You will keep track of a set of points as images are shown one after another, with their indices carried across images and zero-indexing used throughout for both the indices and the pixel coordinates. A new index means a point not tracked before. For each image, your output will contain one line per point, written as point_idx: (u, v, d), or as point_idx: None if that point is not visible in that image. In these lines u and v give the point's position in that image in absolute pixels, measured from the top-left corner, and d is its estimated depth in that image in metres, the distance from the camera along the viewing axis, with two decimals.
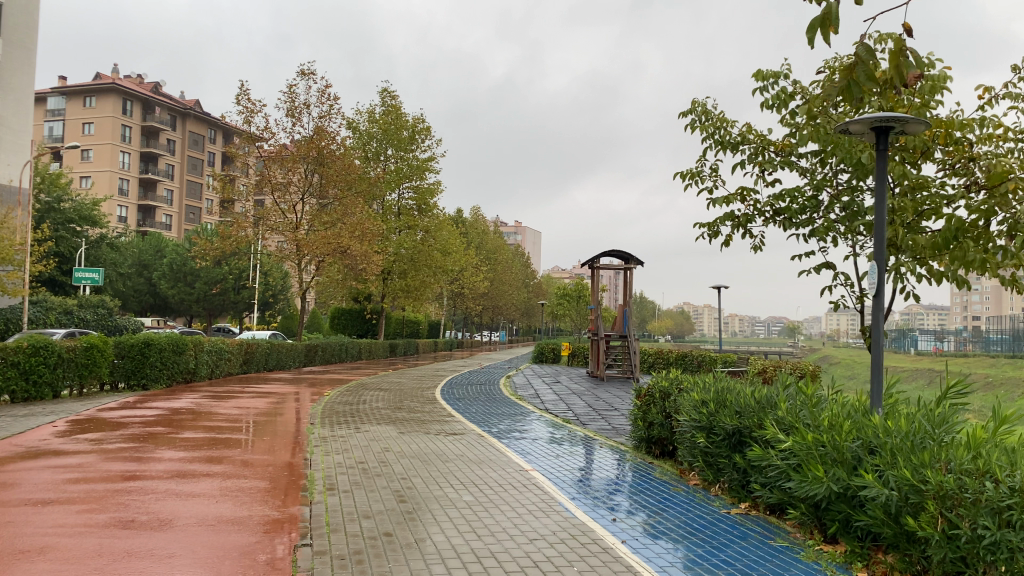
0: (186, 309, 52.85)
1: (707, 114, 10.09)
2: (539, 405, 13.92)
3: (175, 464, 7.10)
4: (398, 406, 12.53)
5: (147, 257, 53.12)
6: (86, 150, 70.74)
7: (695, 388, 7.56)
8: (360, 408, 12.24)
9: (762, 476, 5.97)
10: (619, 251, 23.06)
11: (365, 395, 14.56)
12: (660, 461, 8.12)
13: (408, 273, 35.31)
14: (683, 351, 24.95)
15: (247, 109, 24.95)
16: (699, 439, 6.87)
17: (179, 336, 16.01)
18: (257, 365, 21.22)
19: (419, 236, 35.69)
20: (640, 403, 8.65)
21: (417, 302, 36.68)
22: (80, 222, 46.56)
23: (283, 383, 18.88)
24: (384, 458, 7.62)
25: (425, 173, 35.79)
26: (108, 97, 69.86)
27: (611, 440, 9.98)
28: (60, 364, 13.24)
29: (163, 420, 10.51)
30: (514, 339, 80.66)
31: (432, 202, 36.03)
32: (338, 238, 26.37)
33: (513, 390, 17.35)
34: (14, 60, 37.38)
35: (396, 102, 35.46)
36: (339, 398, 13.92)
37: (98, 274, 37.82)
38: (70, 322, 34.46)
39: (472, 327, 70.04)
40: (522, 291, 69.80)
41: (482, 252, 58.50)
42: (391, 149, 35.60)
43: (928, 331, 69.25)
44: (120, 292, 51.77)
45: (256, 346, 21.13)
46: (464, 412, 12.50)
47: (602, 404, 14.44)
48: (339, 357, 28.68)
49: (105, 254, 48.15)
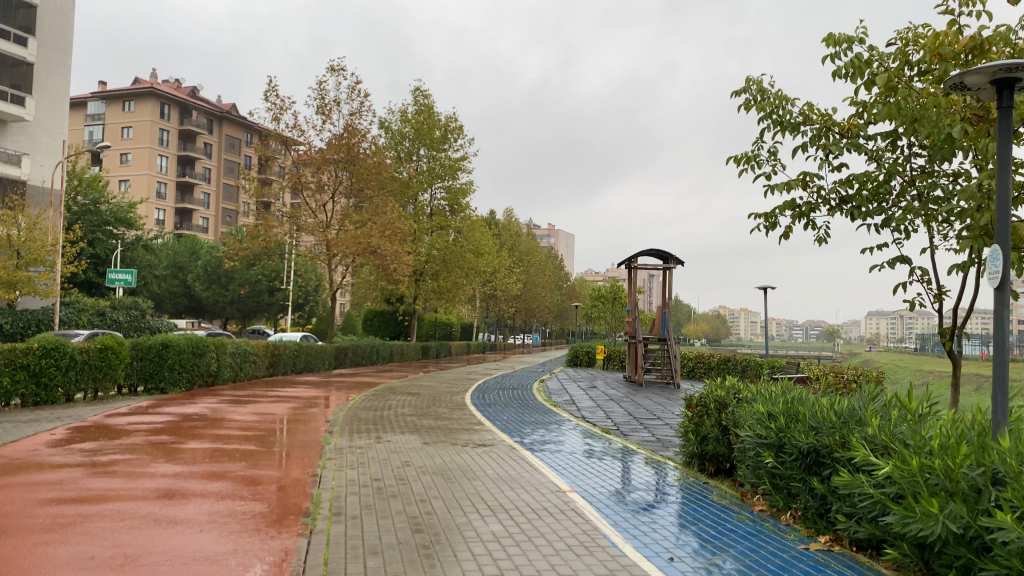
0: (220, 311, 52.81)
1: (763, 93, 9.12)
2: (575, 413, 12.93)
3: (167, 480, 6.32)
4: (425, 412, 11.67)
5: (182, 259, 53.21)
6: (124, 153, 71.39)
7: (759, 397, 6.59)
8: (385, 414, 11.40)
9: (848, 506, 4.99)
10: (658, 250, 21.98)
11: (392, 399, 13.75)
12: (717, 481, 7.14)
13: (440, 274, 34.56)
14: (727, 356, 23.81)
15: (275, 106, 24.37)
16: (767, 459, 5.91)
17: (200, 338, 15.39)
18: (285, 367, 20.55)
19: (451, 236, 34.95)
20: (691, 414, 7.68)
21: (449, 304, 35.89)
22: (116, 224, 46.68)
23: (308, 387, 18.17)
24: (403, 475, 6.76)
25: (457, 172, 35.03)
26: (146, 101, 70.32)
27: (655, 453, 8.99)
28: (73, 367, 12.65)
29: (174, 426, 9.80)
30: (548, 342, 79.65)
31: (464, 202, 35.24)
32: (369, 238, 25.67)
33: (547, 396, 16.41)
34: (48, 62, 37.43)
35: (428, 101, 34.78)
36: (364, 403, 13.13)
37: (132, 276, 37.72)
38: (103, 324, 34.32)
39: (506, 330, 69.27)
40: (556, 293, 68.80)
41: (516, 253, 57.67)
42: (423, 148, 34.91)
43: None
44: (155, 294, 51.87)
45: (284, 347, 20.45)
46: (495, 420, 11.58)
47: (644, 413, 13.41)
48: (370, 359, 27.99)
49: (140, 255, 48.25)
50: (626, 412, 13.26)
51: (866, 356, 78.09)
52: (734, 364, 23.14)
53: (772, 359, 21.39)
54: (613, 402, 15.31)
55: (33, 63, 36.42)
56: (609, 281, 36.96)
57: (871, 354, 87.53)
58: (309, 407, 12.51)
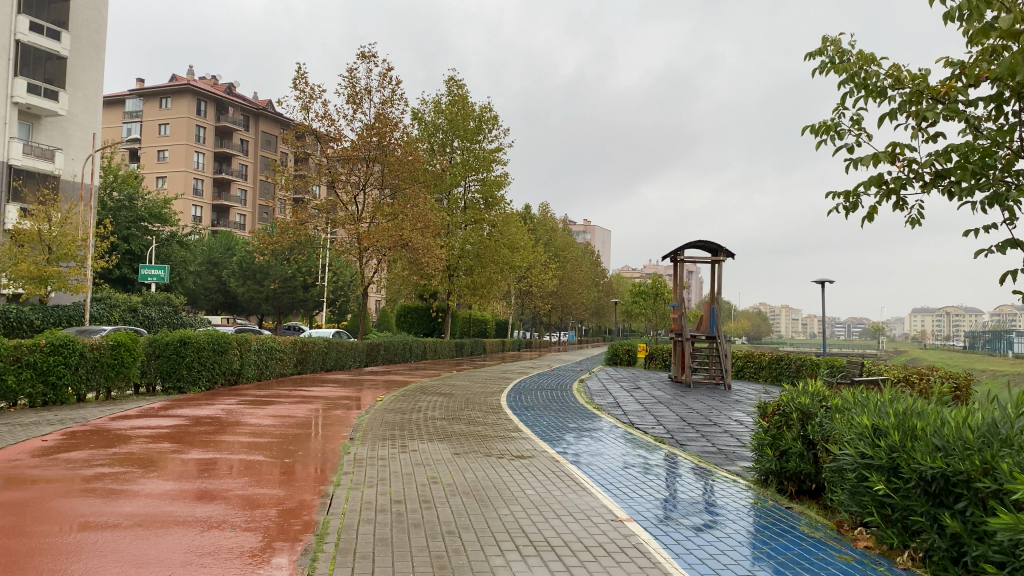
0: (255, 307, 52.52)
1: (843, 53, 7.75)
2: (622, 418, 11.74)
3: (152, 502, 5.37)
4: (457, 417, 10.63)
5: (217, 255, 53.05)
6: (161, 150, 71.67)
7: (858, 406, 5.42)
8: (412, 418, 10.39)
9: (997, 553, 3.84)
10: (705, 242, 20.74)
11: (422, 401, 12.74)
12: (804, 507, 5.98)
13: (475, 270, 33.57)
14: (779, 354, 22.51)
15: (304, 95, 23.52)
16: (876, 486, 4.75)
17: (222, 335, 14.54)
18: (313, 365, 19.70)
19: (486, 230, 33.98)
20: (768, 422, 6.53)
21: (484, 299, 34.93)
22: (151, 220, 46.54)
23: (336, 386, 17.27)
24: (427, 496, 5.72)
25: (492, 164, 34.02)
26: (182, 98, 70.44)
27: (719, 466, 7.82)
28: (83, 365, 11.87)
29: (182, 431, 8.91)
30: (585, 339, 78.48)
31: (499, 195, 34.24)
32: (401, 232, 24.78)
33: (588, 398, 15.28)
34: (81, 57, 37.20)
35: (462, 91, 33.85)
36: (391, 405, 12.13)
37: (164, 271, 37.41)
38: (135, 320, 34.00)
39: (541, 327, 68.28)
40: (593, 290, 67.60)
41: (552, 249, 56.61)
42: (457, 140, 33.95)
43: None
44: (190, 290, 51.72)
45: (313, 344, 19.58)
46: (533, 426, 10.44)
47: (697, 419, 12.17)
48: (402, 356, 27.09)
49: (175, 251, 48.09)
50: (678, 417, 12.02)
51: (912, 355, 76.13)
52: (785, 363, 21.83)
53: (828, 358, 20.05)
54: (661, 405, 14.09)
55: (66, 57, 36.18)
56: (649, 277, 35.72)
57: (917, 352, 85.22)
58: (333, 408, 11.58)
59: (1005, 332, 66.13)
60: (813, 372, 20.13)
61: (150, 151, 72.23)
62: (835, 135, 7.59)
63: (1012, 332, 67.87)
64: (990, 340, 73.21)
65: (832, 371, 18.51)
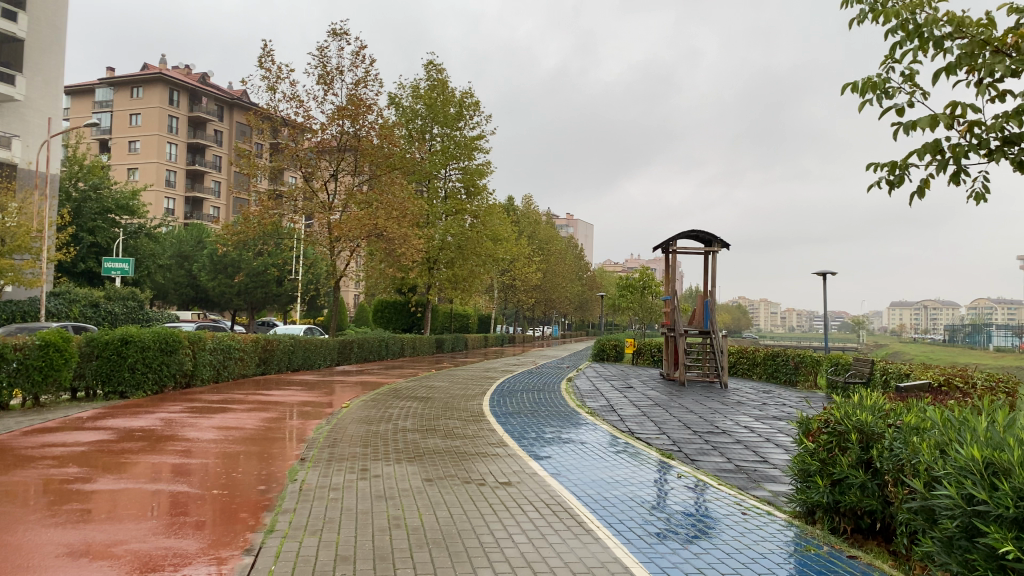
0: (227, 302, 50.78)
1: None
2: (617, 425, 10.41)
3: (10, 566, 3.98)
4: (433, 427, 9.25)
5: (188, 249, 51.21)
6: (132, 141, 69.47)
7: (957, 433, 4.09)
8: (379, 431, 8.98)
9: None
10: (699, 231, 19.51)
11: (393, 407, 11.35)
12: (872, 557, 4.66)
13: (455, 262, 32.11)
14: (776, 350, 21.32)
15: (271, 75, 22.00)
16: (999, 545, 3.42)
17: (171, 333, 13.06)
18: (279, 364, 18.22)
19: (467, 221, 32.60)
20: (820, 441, 5.21)
21: (464, 293, 33.53)
22: (118, 212, 44.72)
23: (302, 388, 15.83)
24: (383, 552, 4.35)
25: (472, 152, 32.61)
26: (154, 87, 68.28)
27: (743, 491, 6.51)
28: (4, 368, 10.38)
29: (101, 451, 7.46)
30: (567, 334, 77.43)
31: (480, 184, 32.87)
32: (375, 222, 23.31)
33: (579, 399, 13.95)
34: (42, 39, 35.34)
35: (442, 76, 32.44)
36: (358, 413, 10.70)
37: (129, 264, 35.72)
38: (97, 316, 32.29)
39: (524, 322, 67.00)
40: (576, 284, 66.48)
41: (535, 241, 55.25)
42: (437, 127, 32.52)
43: (1010, 326, 64.44)
44: (160, 284, 49.89)
45: (279, 342, 18.12)
46: (518, 437, 9.09)
47: (701, 423, 10.88)
48: (378, 354, 25.63)
49: (144, 244, 46.21)
50: (681, 423, 10.73)
51: (894, 348, 75.74)
52: (783, 359, 20.65)
53: (830, 355, 18.87)
54: (659, 408, 12.82)
55: (25, 39, 34.30)
56: (637, 270, 34.44)
57: (899, 345, 84.92)
58: (289, 418, 10.17)
59: (987, 326, 65.96)
60: (813, 369, 18.95)
61: (121, 142, 70.04)
62: (881, 94, 6.23)
63: (995, 325, 67.67)
64: (970, 334, 73.00)
65: (836, 368, 17.29)
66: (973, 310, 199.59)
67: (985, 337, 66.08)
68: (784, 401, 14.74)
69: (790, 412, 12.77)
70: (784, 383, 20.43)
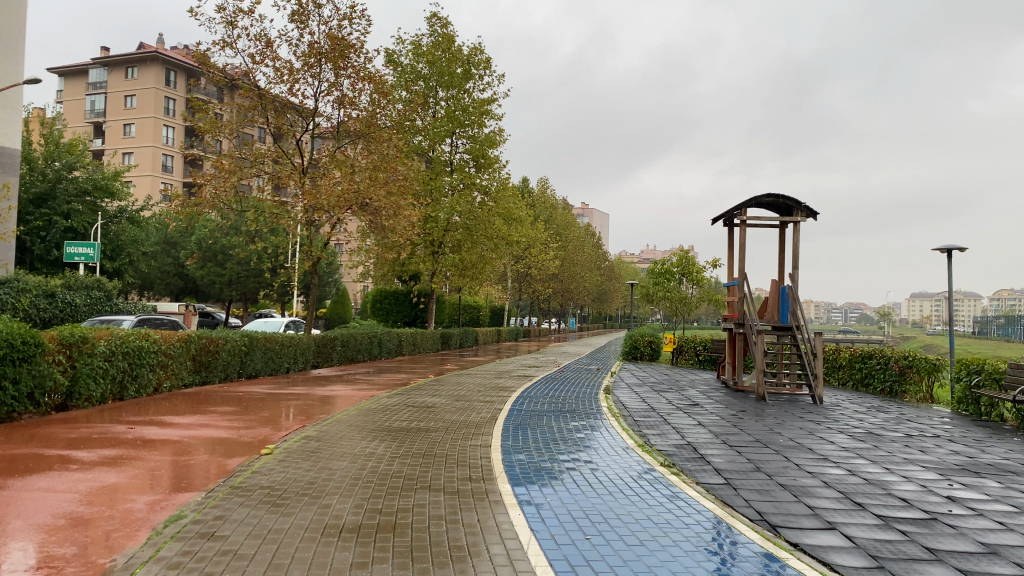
0: (217, 293, 46.61)
1: None
2: (726, 499, 5.84)
3: None
4: (386, 528, 4.70)
5: (175, 235, 47.02)
6: (127, 124, 65.31)
7: None
8: (278, 539, 4.46)
9: None
10: (777, 196, 14.99)
11: (336, 458, 6.77)
12: None
13: (464, 246, 27.57)
14: (866, 349, 16.79)
15: (228, 7, 17.50)
16: None
17: (25, 332, 8.71)
18: (222, 370, 13.87)
19: (476, 198, 28.26)
20: None
21: (474, 281, 29.06)
22: (97, 193, 40.20)
23: (241, 405, 11.46)
24: None
25: (483, 118, 28.20)
26: (150, 67, 64.13)
27: None
28: None
29: None
30: (585, 326, 73.06)
31: (492, 155, 28.54)
32: (360, 190, 18.71)
33: (633, 429, 9.38)
34: None
35: (447, 29, 28.09)
36: (273, 474, 6.14)
37: (94, 251, 31.64)
38: (52, 308, 28.00)
39: (540, 315, 62.75)
40: (594, 274, 62.09)
41: (553, 227, 50.79)
42: (441, 89, 28.15)
43: None
44: (145, 273, 45.69)
45: (222, 343, 13.76)
46: (558, 542, 4.56)
47: (863, 489, 6.31)
48: (368, 353, 21.23)
49: (126, 229, 41.80)
50: (834, 491, 6.16)
51: (926, 341, 70.77)
52: (877, 361, 16.12)
53: (952, 358, 14.28)
54: (761, 446, 8.28)
55: None
56: (675, 255, 29.69)
57: (929, 338, 79.73)
58: (136, 489, 5.70)
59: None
60: (929, 375, 14.35)
61: (115, 125, 65.87)
62: None
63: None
64: (1003, 326, 68.29)
65: (978, 378, 12.18)
66: (998, 302, 193.86)
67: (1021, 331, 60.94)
68: (929, 430, 10.15)
69: (962, 453, 8.24)
70: (881, 393, 15.93)
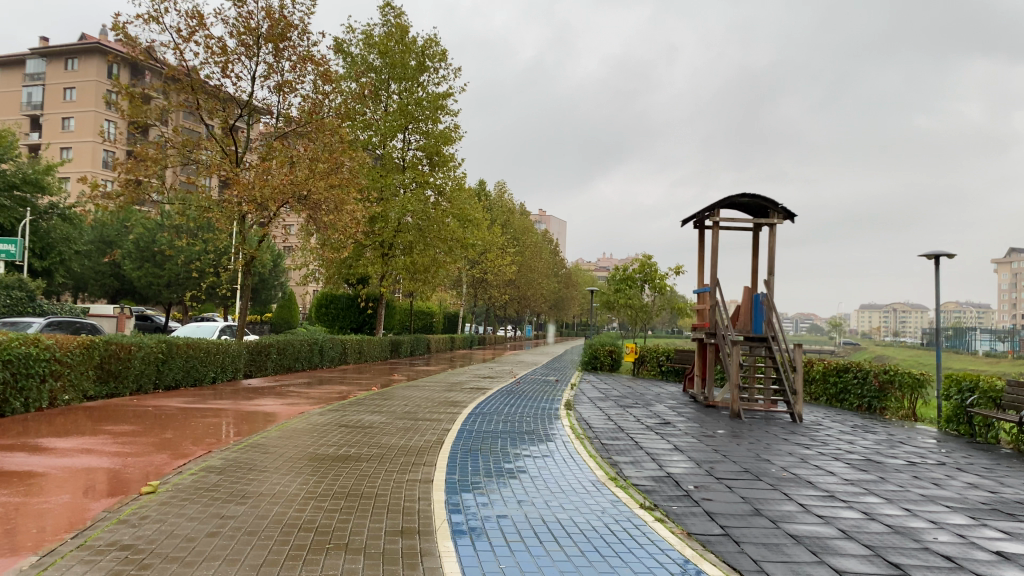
0: (156, 295, 44.31)
1: None
2: (729, 560, 4.54)
3: None
4: None
5: (112, 234, 44.57)
6: (67, 118, 62.34)
7: None
8: None
9: None
10: (751, 197, 13.90)
11: (235, 503, 5.28)
12: None
13: (416, 248, 26.12)
14: (841, 362, 15.84)
15: None
16: None
17: None
18: (133, 381, 12.21)
19: (429, 197, 26.90)
20: None
21: (427, 285, 27.62)
22: (26, 188, 37.14)
23: (148, 420, 9.87)
24: None
25: (438, 114, 26.85)
26: (91, 59, 61.28)
27: None
28: None
29: None
30: (540, 334, 72.01)
31: (446, 153, 27.23)
32: (297, 182, 17.07)
33: (601, 454, 8.00)
34: None
35: (400, 19, 26.76)
36: (144, 527, 4.63)
37: (16, 247, 29.36)
38: None
39: (495, 322, 61.50)
40: (551, 281, 61.09)
41: (510, 231, 49.59)
42: (394, 83, 26.75)
43: (991, 329, 61.15)
44: (78, 273, 43.17)
45: (133, 351, 12.11)
46: None
47: (893, 541, 5.07)
48: (308, 361, 19.67)
49: (58, 226, 39.15)
50: (860, 546, 4.91)
51: (873, 351, 71.29)
52: (853, 374, 15.16)
53: (935, 373, 13.34)
54: (753, 478, 7.00)
55: None
56: (635, 261, 28.66)
57: (875, 348, 80.40)
58: None
59: (970, 330, 62.25)
60: (912, 391, 13.37)
61: (54, 119, 62.81)
62: None
63: (976, 328, 63.76)
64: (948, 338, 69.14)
65: (972, 397, 11.20)
66: (941, 315, 198.45)
67: (964, 343, 61.39)
68: (929, 456, 9.05)
69: (981, 487, 7.12)
70: (857, 409, 14.96)
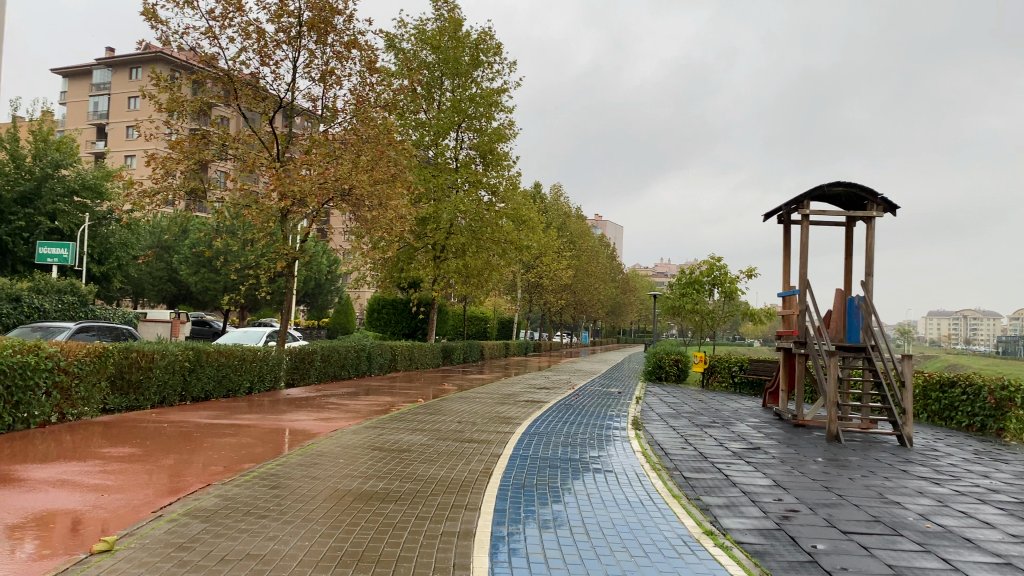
0: (212, 300, 44.08)
1: None
2: None
3: None
4: None
5: (168, 238, 44.54)
6: (130, 126, 63.16)
7: None
8: None
9: None
10: (847, 185, 12.12)
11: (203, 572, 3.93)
12: None
13: (469, 251, 24.77)
14: (946, 375, 13.91)
15: None
16: None
17: None
18: (154, 392, 11.09)
19: (483, 198, 25.62)
20: None
21: (481, 290, 26.33)
22: (83, 193, 36.31)
23: (159, 439, 8.71)
24: None
25: (492, 109, 25.51)
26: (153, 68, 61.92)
27: None
28: None
29: None
30: (598, 341, 70.14)
31: (500, 152, 25.95)
32: (339, 176, 15.84)
33: (686, 494, 6.44)
34: None
35: (453, 11, 25.57)
36: None
37: (68, 251, 29.01)
38: (18, 314, 25.25)
39: (550, 328, 59.95)
40: (609, 286, 59.30)
41: (567, 235, 48.11)
42: (447, 78, 25.57)
43: None
44: (135, 279, 43.18)
45: (155, 359, 11.00)
46: None
47: None
48: (354, 369, 18.52)
49: (115, 231, 38.78)
50: None
51: (948, 360, 67.48)
52: (961, 390, 13.23)
53: None
54: (892, 534, 5.37)
55: None
56: (702, 264, 26.89)
57: (950, 357, 76.15)
58: None
59: None
60: None
61: (118, 127, 63.73)
62: None
63: None
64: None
65: None
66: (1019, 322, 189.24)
67: None
68: None
69: None
70: (968, 429, 13.07)
